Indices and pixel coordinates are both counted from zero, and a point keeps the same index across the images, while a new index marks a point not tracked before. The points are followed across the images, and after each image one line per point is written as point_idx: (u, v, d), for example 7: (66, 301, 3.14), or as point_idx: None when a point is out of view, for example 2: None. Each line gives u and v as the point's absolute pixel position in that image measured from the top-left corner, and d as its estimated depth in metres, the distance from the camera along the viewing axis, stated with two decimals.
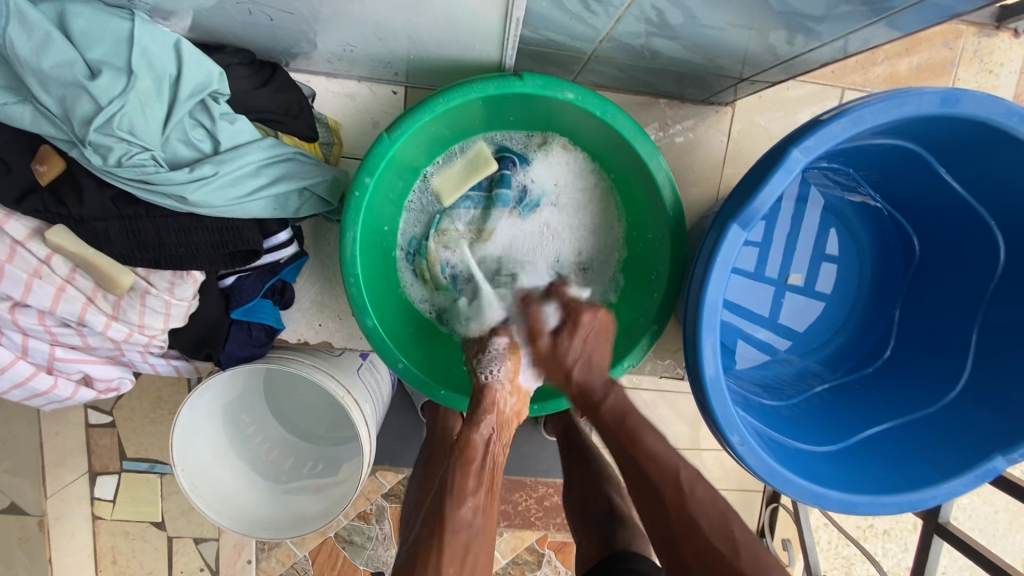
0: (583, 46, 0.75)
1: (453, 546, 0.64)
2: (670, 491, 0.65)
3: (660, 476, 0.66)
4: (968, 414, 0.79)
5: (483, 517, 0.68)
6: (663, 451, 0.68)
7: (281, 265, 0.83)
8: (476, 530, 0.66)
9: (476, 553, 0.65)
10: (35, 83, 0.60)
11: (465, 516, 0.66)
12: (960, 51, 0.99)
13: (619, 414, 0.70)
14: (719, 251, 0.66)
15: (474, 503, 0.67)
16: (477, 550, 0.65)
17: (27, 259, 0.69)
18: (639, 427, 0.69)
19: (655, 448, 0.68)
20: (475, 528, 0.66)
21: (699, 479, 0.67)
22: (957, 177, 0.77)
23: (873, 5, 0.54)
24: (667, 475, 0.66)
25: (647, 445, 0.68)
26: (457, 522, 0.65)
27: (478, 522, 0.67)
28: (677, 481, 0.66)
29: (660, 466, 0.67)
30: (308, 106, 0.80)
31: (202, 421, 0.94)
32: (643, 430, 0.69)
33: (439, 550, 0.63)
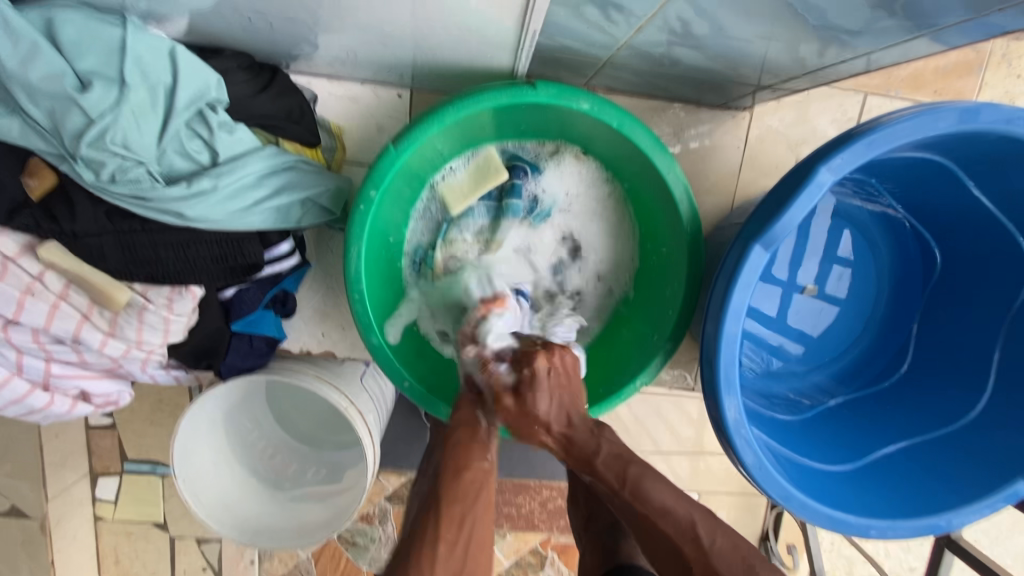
0: (600, 53, 0.71)
1: (450, 518, 0.62)
2: (688, 546, 0.64)
3: (674, 530, 0.64)
4: (988, 436, 0.77)
5: (483, 490, 0.65)
6: (674, 504, 0.65)
7: (283, 275, 0.80)
8: (475, 502, 0.64)
9: (473, 525, 0.63)
10: (22, 95, 0.57)
11: (465, 486, 0.64)
12: (987, 54, 0.96)
13: (620, 467, 0.66)
14: (741, 272, 0.64)
15: (473, 475, 0.65)
16: (475, 521, 0.63)
17: (19, 275, 0.67)
18: (643, 480, 0.66)
19: (665, 502, 0.65)
20: (475, 501, 0.64)
21: (716, 523, 0.65)
22: (988, 194, 0.74)
23: (916, 21, 0.53)
24: (684, 532, 0.64)
25: (654, 503, 0.65)
26: (455, 494, 0.64)
27: (478, 494, 0.65)
28: (694, 535, 0.64)
29: (672, 521, 0.64)
30: (309, 110, 0.77)
31: (203, 427, 0.92)
32: (647, 483, 0.66)
33: (436, 523, 0.62)
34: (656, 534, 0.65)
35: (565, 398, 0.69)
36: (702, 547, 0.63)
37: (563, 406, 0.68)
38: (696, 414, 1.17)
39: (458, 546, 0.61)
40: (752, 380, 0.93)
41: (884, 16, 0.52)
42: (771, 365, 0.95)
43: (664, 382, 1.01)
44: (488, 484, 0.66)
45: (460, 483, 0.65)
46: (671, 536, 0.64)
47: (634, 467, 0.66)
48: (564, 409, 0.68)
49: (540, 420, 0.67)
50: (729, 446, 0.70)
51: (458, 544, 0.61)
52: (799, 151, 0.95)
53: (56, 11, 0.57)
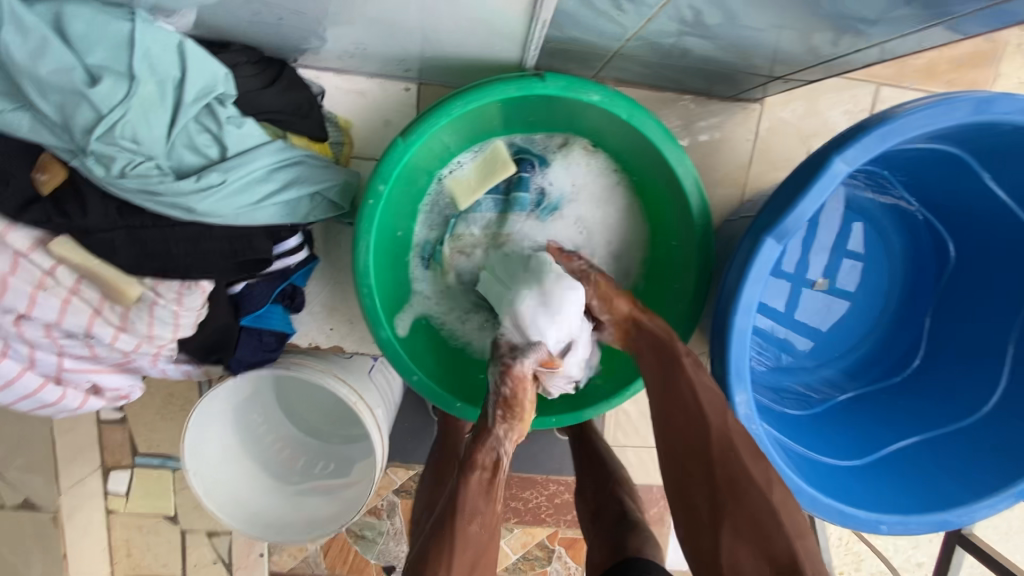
0: (609, 44, 0.71)
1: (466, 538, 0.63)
2: (715, 416, 0.64)
3: (705, 395, 0.66)
4: (1001, 431, 0.76)
5: (489, 503, 0.66)
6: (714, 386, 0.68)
7: (292, 269, 0.80)
8: (483, 544, 0.64)
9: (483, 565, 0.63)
10: (32, 90, 0.57)
11: (474, 533, 0.64)
12: (1003, 44, 0.94)
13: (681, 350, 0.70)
14: (752, 265, 0.63)
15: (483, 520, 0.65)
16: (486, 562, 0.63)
17: (30, 270, 0.67)
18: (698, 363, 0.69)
19: (712, 386, 0.68)
20: (483, 542, 0.64)
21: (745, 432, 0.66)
22: (1003, 185, 0.73)
23: (933, 9, 0.52)
24: (717, 403, 0.66)
25: (702, 380, 0.68)
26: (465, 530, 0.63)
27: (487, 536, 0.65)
28: (724, 408, 0.65)
29: (711, 402, 0.66)
30: (317, 104, 0.77)
31: (213, 420, 0.92)
32: (696, 371, 0.69)
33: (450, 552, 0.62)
34: (686, 392, 0.67)
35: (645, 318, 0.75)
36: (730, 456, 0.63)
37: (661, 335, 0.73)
38: None
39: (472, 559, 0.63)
40: (762, 373, 0.92)
41: (900, 5, 0.51)
42: (782, 359, 0.94)
43: None
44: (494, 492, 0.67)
45: (473, 501, 0.65)
46: (695, 395, 0.66)
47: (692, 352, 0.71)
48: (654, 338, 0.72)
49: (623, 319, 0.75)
50: None
51: None
52: (810, 143, 0.94)
53: (65, 5, 0.57)
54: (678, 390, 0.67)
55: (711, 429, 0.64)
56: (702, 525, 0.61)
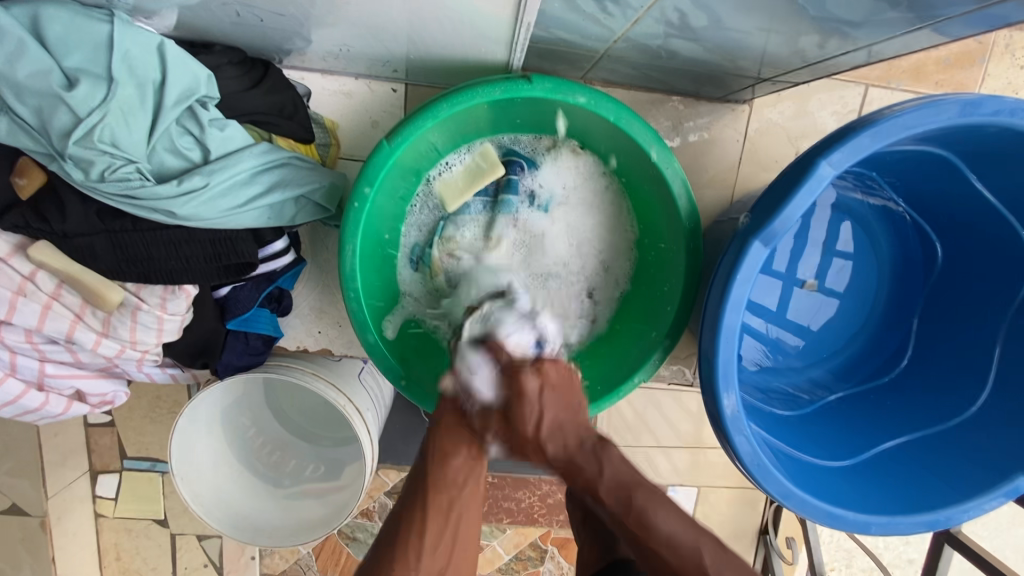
0: (596, 46, 0.70)
1: (440, 506, 0.65)
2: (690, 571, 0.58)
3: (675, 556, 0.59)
4: (989, 431, 0.76)
5: (470, 477, 0.68)
6: (680, 532, 0.60)
7: (279, 273, 0.79)
8: (461, 492, 0.67)
9: (460, 510, 0.66)
10: (8, 93, 0.56)
11: (451, 478, 0.67)
12: (990, 45, 0.94)
13: (624, 495, 0.63)
14: (740, 267, 0.63)
15: (462, 461, 0.67)
16: (462, 508, 0.66)
17: (10, 276, 0.67)
18: (649, 510, 0.61)
19: (671, 532, 0.60)
20: (462, 490, 0.67)
21: (723, 556, 0.59)
22: (990, 186, 0.73)
23: (918, 12, 0.52)
24: (685, 562, 0.59)
25: (658, 529, 0.60)
26: (443, 481, 0.66)
27: (465, 485, 0.67)
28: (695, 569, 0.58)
29: (679, 553, 0.59)
30: (303, 105, 0.75)
31: (201, 424, 0.91)
32: (652, 509, 0.61)
33: (424, 513, 0.64)
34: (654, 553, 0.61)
35: (561, 405, 0.68)
36: None
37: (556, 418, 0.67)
38: (696, 408, 1.16)
39: (445, 533, 0.64)
40: (751, 373, 0.92)
41: (886, 8, 0.51)
42: (770, 359, 0.94)
43: (663, 377, 1.01)
44: (479, 465, 0.69)
45: (446, 469, 0.67)
46: (667, 555, 0.60)
47: (638, 497, 0.62)
48: (558, 425, 0.67)
49: (534, 424, 0.66)
50: (727, 442, 0.70)
51: (443, 534, 0.64)
52: (799, 144, 0.94)
53: (41, 7, 0.56)
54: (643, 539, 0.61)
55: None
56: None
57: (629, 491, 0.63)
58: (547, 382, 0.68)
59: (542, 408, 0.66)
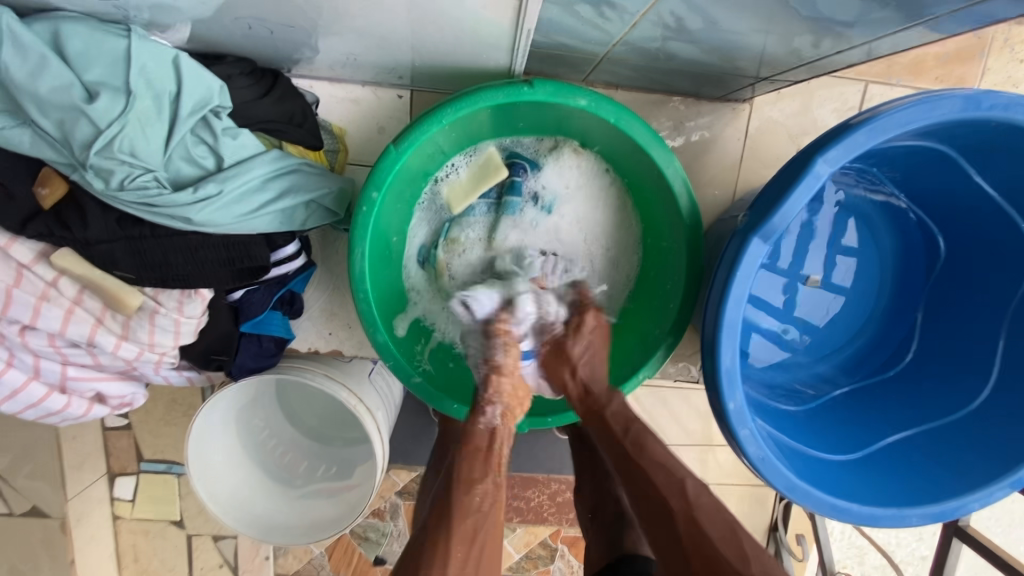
0: (596, 49, 0.72)
1: (464, 531, 0.64)
2: (676, 499, 0.67)
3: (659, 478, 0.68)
4: (993, 422, 0.77)
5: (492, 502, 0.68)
6: (669, 460, 0.71)
7: (290, 276, 0.81)
8: (484, 514, 0.66)
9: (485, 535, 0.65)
10: (32, 108, 0.59)
11: (474, 501, 0.67)
12: (989, 40, 0.95)
13: (624, 419, 0.73)
14: (741, 264, 0.64)
15: (484, 487, 0.68)
16: (486, 531, 0.65)
17: (34, 282, 0.69)
18: (643, 434, 0.73)
19: (663, 458, 0.71)
20: (485, 512, 0.66)
21: (703, 488, 0.68)
22: (989, 179, 0.74)
23: (908, 12, 0.54)
24: (672, 489, 0.68)
25: (652, 452, 0.72)
26: (465, 507, 0.66)
27: (488, 506, 0.67)
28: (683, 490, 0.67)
29: (664, 475, 0.69)
30: (311, 113, 0.78)
31: (216, 427, 0.94)
32: (645, 437, 0.72)
33: (449, 534, 0.63)
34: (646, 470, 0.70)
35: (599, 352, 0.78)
36: (690, 501, 0.67)
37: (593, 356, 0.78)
38: (703, 405, 1.17)
39: (469, 561, 0.63)
40: (755, 368, 0.93)
41: (875, 8, 0.53)
42: (775, 356, 0.95)
43: (669, 374, 1.01)
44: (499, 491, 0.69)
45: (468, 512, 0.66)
46: (660, 489, 0.68)
47: (637, 426, 0.73)
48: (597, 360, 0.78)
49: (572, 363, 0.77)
50: (732, 437, 0.71)
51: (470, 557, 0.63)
52: (800, 141, 0.95)
53: (62, 23, 0.58)
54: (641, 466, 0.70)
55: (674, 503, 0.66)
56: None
57: (628, 418, 0.74)
58: (600, 329, 0.80)
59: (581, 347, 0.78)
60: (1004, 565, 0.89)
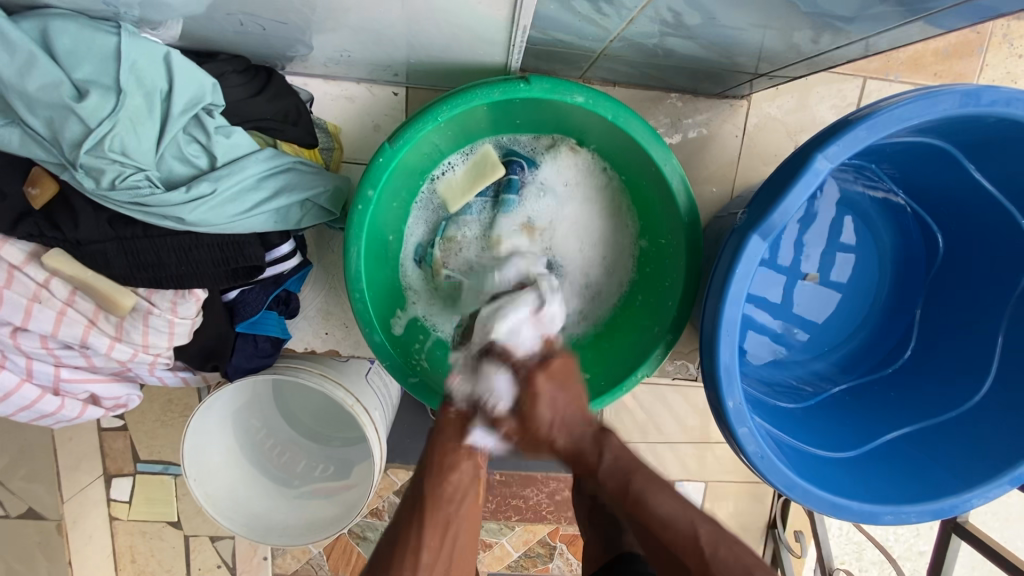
0: (593, 46, 0.71)
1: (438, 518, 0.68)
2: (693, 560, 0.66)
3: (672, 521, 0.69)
4: (993, 419, 0.76)
5: (466, 495, 0.71)
6: (677, 515, 0.69)
7: (286, 276, 0.80)
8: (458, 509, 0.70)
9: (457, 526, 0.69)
10: (21, 106, 0.58)
11: (450, 489, 0.70)
12: (988, 34, 0.95)
13: (622, 477, 0.71)
14: (739, 262, 0.64)
15: (460, 475, 0.71)
16: (457, 525, 0.69)
17: (25, 283, 0.68)
18: (645, 493, 0.70)
19: (668, 513, 0.69)
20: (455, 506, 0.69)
21: (720, 535, 0.67)
22: (989, 176, 0.74)
23: (909, 5, 0.53)
24: (686, 545, 0.67)
25: (654, 510, 0.70)
26: (437, 498, 0.69)
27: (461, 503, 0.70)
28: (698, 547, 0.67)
29: (674, 530, 0.68)
30: (306, 110, 0.77)
31: (210, 428, 0.93)
32: (648, 494, 0.70)
33: (420, 523, 0.67)
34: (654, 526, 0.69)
35: (567, 410, 0.72)
36: (705, 557, 0.66)
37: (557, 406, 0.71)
38: (701, 402, 1.17)
39: (442, 549, 0.67)
40: (753, 366, 0.93)
41: (876, 2, 0.52)
42: (774, 353, 0.95)
43: (668, 372, 1.01)
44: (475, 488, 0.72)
45: (446, 487, 0.70)
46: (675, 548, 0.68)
47: (637, 482, 0.71)
48: (566, 423, 0.72)
49: (546, 433, 0.71)
50: (731, 435, 0.70)
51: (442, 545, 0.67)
52: (798, 137, 0.94)
53: (50, 20, 0.57)
54: (651, 528, 0.70)
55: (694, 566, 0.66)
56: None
57: (627, 476, 0.71)
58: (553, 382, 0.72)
59: (552, 408, 0.71)
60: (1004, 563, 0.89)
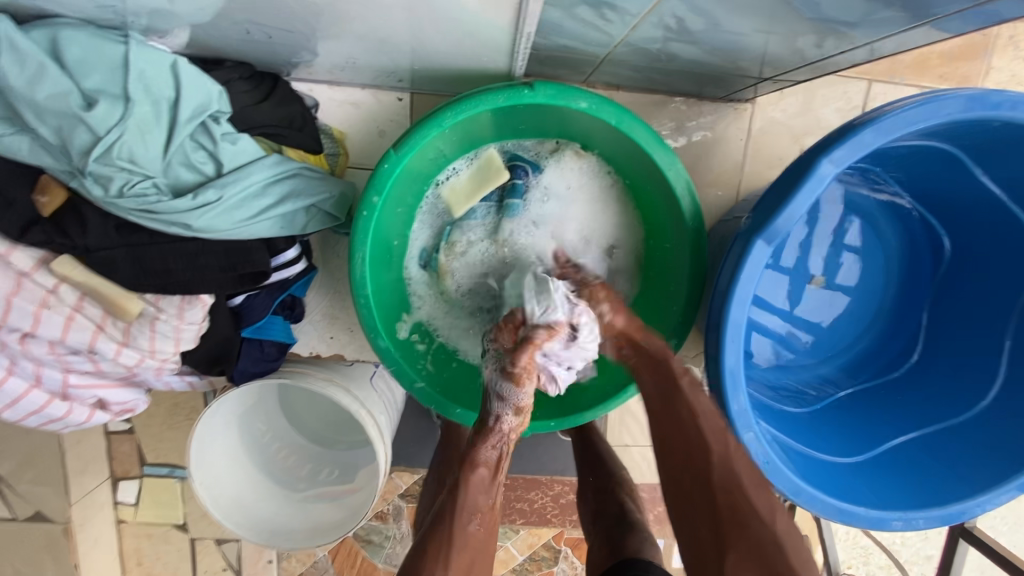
0: (598, 51, 0.72)
1: (460, 560, 0.65)
2: (716, 443, 0.67)
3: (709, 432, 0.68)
4: (1000, 423, 0.76)
5: (487, 532, 0.69)
6: (713, 421, 0.69)
7: (291, 281, 0.81)
8: (480, 545, 0.68)
9: (479, 566, 0.66)
10: (29, 114, 0.58)
11: (472, 532, 0.67)
12: (994, 37, 0.95)
13: (672, 372, 0.72)
14: (744, 267, 0.64)
15: (480, 519, 0.69)
16: (480, 565, 0.66)
17: (34, 289, 0.69)
18: (695, 388, 0.71)
19: (704, 415, 0.70)
20: (480, 543, 0.68)
21: (742, 449, 0.68)
22: (995, 179, 0.73)
23: (914, 11, 0.53)
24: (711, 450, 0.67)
25: (699, 405, 0.70)
26: (463, 536, 0.66)
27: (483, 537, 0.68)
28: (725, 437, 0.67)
29: (706, 431, 0.68)
30: (311, 118, 0.78)
31: (217, 430, 0.93)
32: (694, 395, 0.71)
33: (446, 563, 0.64)
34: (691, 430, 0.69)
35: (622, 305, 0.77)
36: (730, 475, 0.66)
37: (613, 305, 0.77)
38: None
39: None
40: (759, 370, 0.93)
41: (881, 8, 0.52)
42: (779, 358, 0.95)
43: None
44: (492, 521, 0.70)
45: (469, 526, 0.67)
46: (701, 441, 0.68)
47: (683, 381, 0.72)
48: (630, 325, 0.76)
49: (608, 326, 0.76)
50: None
51: None
52: (803, 141, 0.94)
53: (59, 30, 0.58)
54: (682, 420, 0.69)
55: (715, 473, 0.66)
56: (711, 558, 0.62)
57: (679, 368, 0.73)
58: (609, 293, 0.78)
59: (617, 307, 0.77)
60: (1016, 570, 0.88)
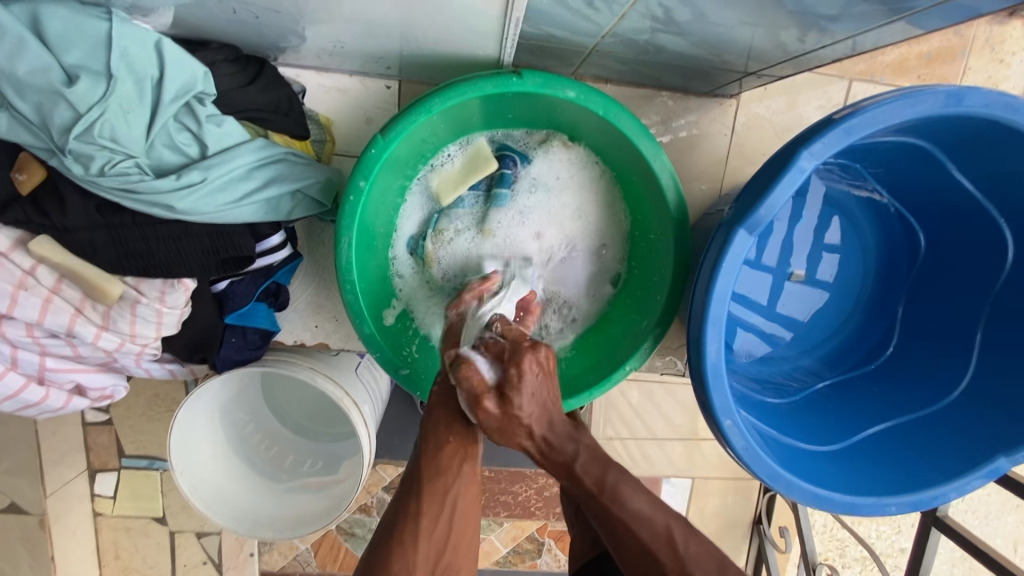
0: (585, 41, 0.72)
1: (431, 507, 0.64)
2: (667, 556, 0.59)
3: (646, 529, 0.60)
4: (971, 413, 0.78)
5: (464, 484, 0.66)
6: (652, 510, 0.62)
7: (276, 267, 0.80)
8: (455, 497, 0.65)
9: (456, 502, 0.65)
10: (10, 90, 0.58)
11: (442, 483, 0.65)
12: (971, 39, 0.97)
13: (599, 473, 0.63)
14: (726, 254, 0.65)
15: (453, 473, 0.66)
16: (457, 503, 0.65)
17: (11, 270, 0.68)
18: (620, 488, 0.62)
19: (642, 508, 0.62)
20: (456, 491, 0.66)
21: (692, 532, 0.61)
22: (968, 175, 0.75)
23: (891, 5, 0.55)
24: (658, 537, 0.60)
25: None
26: (433, 489, 0.65)
27: (460, 486, 0.66)
28: (667, 538, 0.60)
29: (648, 524, 0.61)
30: (298, 103, 0.77)
31: (200, 418, 0.92)
32: (624, 488, 0.62)
33: (416, 513, 0.63)
34: (627, 520, 0.61)
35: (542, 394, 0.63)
36: (678, 551, 0.60)
37: (539, 404, 0.62)
38: (688, 400, 1.18)
39: (437, 536, 0.63)
40: (739, 361, 0.94)
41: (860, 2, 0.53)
42: (762, 350, 0.96)
43: (655, 368, 1.02)
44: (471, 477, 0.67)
45: (439, 479, 0.65)
46: (638, 529, 0.61)
47: (614, 472, 0.63)
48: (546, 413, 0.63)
49: (525, 425, 0.61)
50: (717, 429, 0.71)
51: (437, 535, 0.63)
52: (786, 138, 0.96)
53: (40, 5, 0.57)
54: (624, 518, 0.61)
55: (662, 568, 0.59)
56: None
57: (605, 466, 0.63)
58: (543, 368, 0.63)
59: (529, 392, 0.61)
60: (993, 563, 0.89)
